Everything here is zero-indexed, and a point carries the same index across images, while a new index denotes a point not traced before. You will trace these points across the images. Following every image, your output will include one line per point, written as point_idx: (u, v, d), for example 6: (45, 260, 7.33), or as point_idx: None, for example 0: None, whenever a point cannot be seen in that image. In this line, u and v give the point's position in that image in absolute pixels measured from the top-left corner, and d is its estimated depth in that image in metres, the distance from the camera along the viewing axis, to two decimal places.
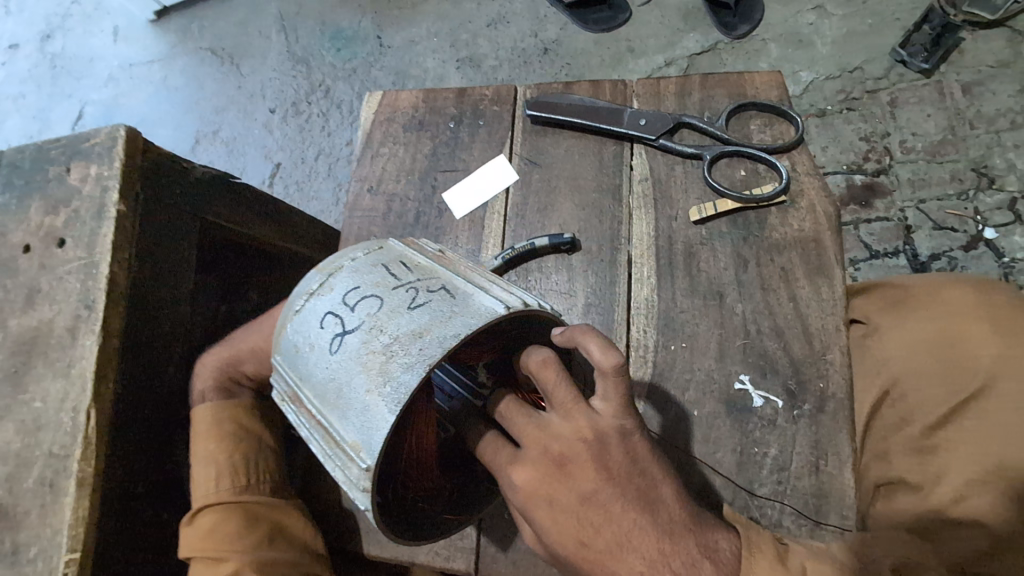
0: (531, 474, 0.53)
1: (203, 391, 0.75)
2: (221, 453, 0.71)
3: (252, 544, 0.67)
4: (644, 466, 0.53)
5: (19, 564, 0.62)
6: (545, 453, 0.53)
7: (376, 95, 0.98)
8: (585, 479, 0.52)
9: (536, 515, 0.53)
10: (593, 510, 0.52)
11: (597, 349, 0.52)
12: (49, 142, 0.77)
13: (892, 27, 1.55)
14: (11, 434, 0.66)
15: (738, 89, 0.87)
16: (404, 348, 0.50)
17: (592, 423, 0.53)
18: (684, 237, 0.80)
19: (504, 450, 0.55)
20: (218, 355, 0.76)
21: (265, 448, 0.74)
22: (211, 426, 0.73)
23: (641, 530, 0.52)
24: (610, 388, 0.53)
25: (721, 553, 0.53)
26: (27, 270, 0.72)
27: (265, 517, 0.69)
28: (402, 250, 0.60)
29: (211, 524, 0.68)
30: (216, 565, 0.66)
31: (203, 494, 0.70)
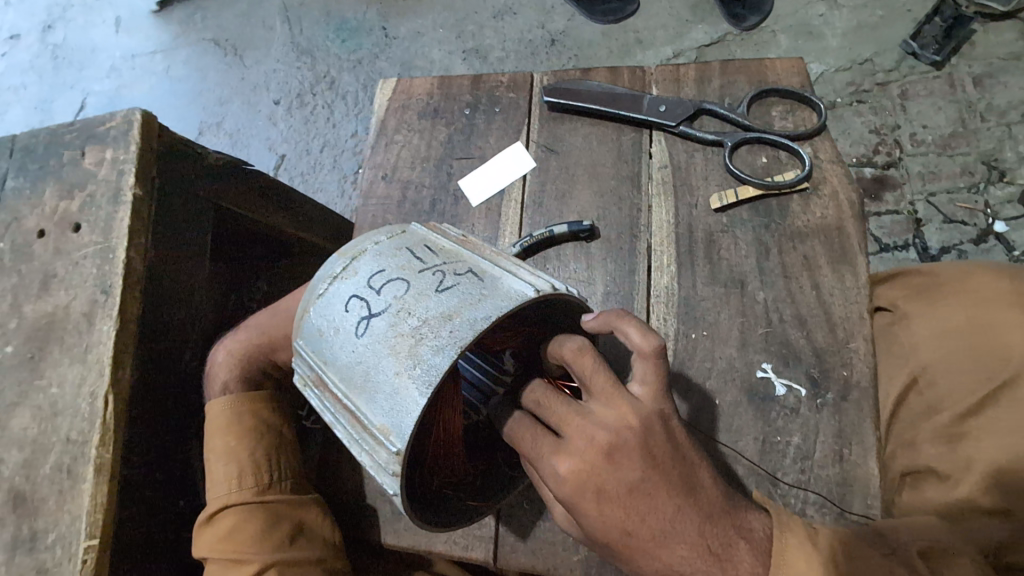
0: (576, 464, 0.51)
1: (225, 383, 0.75)
2: (242, 450, 0.70)
3: (274, 545, 0.66)
4: (685, 453, 0.53)
5: (37, 550, 0.61)
6: (591, 443, 0.52)
7: (389, 82, 0.97)
8: (630, 468, 0.51)
9: (582, 505, 0.51)
10: (640, 499, 0.51)
11: (635, 330, 0.54)
12: (63, 126, 0.76)
13: (903, 18, 1.53)
14: (28, 420, 0.66)
15: (758, 77, 0.86)
16: (433, 331, 0.49)
17: (636, 409, 0.53)
18: (705, 225, 0.79)
19: (544, 440, 0.53)
20: (240, 345, 0.76)
21: (286, 444, 0.73)
22: (231, 420, 0.72)
23: (686, 516, 0.51)
24: (648, 370, 0.54)
25: (755, 532, 0.53)
26: (41, 256, 0.71)
27: (286, 517, 0.68)
28: (425, 234, 0.60)
29: (231, 524, 0.67)
30: (238, 566, 0.65)
31: (222, 493, 0.69)
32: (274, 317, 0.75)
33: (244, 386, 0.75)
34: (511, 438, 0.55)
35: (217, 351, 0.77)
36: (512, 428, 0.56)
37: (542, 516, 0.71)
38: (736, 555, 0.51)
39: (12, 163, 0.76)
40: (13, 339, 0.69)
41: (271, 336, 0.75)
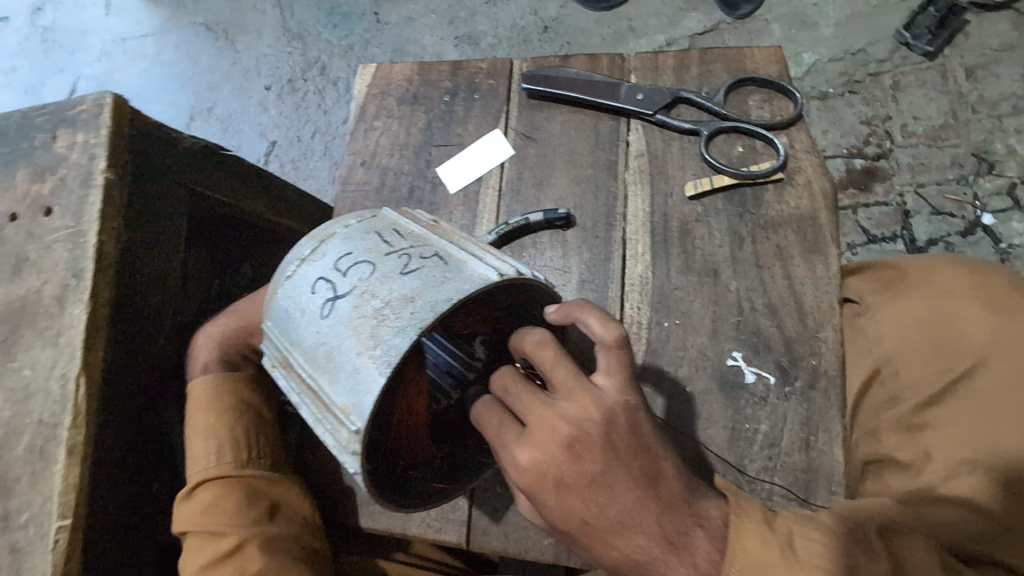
0: (537, 455, 0.52)
1: (205, 362, 0.75)
2: (222, 427, 0.71)
3: (253, 520, 0.67)
4: (648, 443, 0.53)
5: (10, 530, 0.62)
6: (552, 434, 0.52)
7: (370, 68, 0.97)
8: (591, 459, 0.52)
9: (541, 496, 0.52)
10: (599, 490, 0.52)
11: (598, 323, 0.54)
12: (35, 108, 0.76)
13: (896, 8, 1.52)
14: (1, 402, 0.66)
15: (738, 65, 0.86)
16: (395, 313, 0.50)
17: (600, 402, 0.53)
18: (680, 214, 0.79)
19: (506, 429, 0.54)
20: (222, 329, 0.77)
21: (264, 423, 0.74)
22: (211, 398, 0.72)
23: (644, 506, 0.52)
24: (612, 362, 0.54)
25: (711, 520, 0.54)
26: (14, 239, 0.71)
27: (264, 493, 0.69)
28: (394, 218, 0.60)
29: (210, 498, 0.67)
30: (215, 540, 0.66)
31: (202, 468, 0.69)
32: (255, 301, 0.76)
33: (222, 366, 0.75)
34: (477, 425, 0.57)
35: (201, 332, 0.78)
36: (479, 417, 0.56)
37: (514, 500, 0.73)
38: (692, 540, 0.52)
39: None
40: None
41: (251, 320, 0.76)
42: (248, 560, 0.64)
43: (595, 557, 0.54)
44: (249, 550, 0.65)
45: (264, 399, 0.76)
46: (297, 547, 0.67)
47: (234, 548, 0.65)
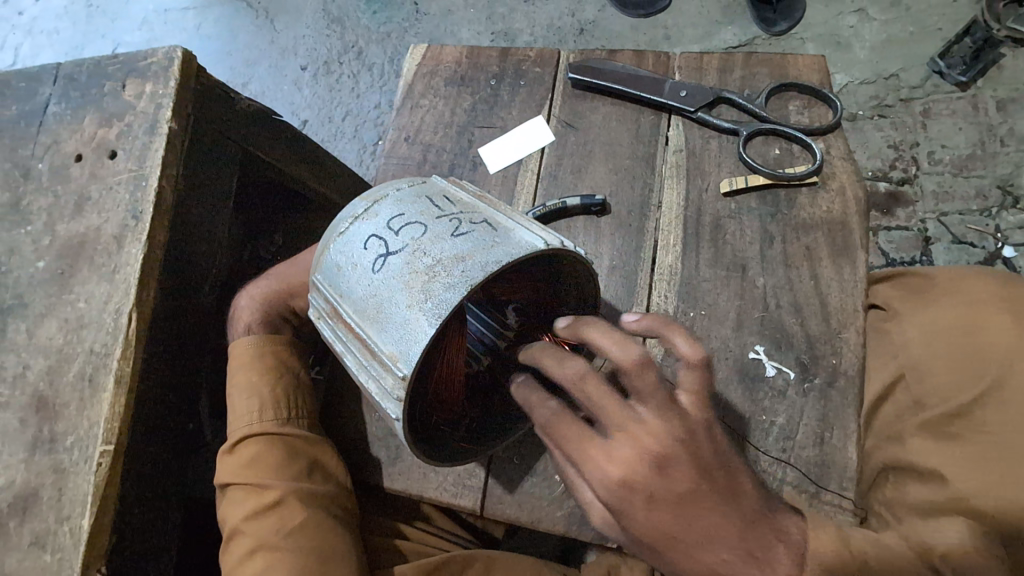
0: (625, 471, 0.49)
1: (247, 324, 0.79)
2: (263, 386, 0.74)
3: (293, 476, 0.69)
4: (729, 460, 0.52)
5: (56, 451, 0.65)
6: (642, 451, 0.49)
7: (420, 49, 1.00)
8: (681, 479, 0.49)
9: (627, 509, 0.49)
10: (687, 508, 0.49)
11: (681, 339, 0.53)
12: (107, 57, 0.79)
13: (932, 36, 1.54)
14: (55, 331, 0.69)
15: (780, 71, 0.88)
16: (446, 270, 0.51)
17: (687, 420, 0.50)
18: (713, 210, 0.82)
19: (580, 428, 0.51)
20: (262, 292, 0.80)
21: (300, 385, 0.76)
22: (253, 357, 0.75)
23: (729, 523, 0.50)
24: (695, 379, 0.52)
25: (791, 535, 0.53)
26: (78, 178, 0.75)
27: (303, 452, 0.71)
28: (444, 187, 0.62)
29: (254, 453, 0.71)
30: (258, 492, 0.69)
31: (246, 423, 0.72)
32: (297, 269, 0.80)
33: (265, 329, 0.78)
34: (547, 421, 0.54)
35: (240, 297, 0.81)
36: (550, 416, 0.53)
37: (530, 471, 0.76)
38: (776, 557, 0.51)
39: (55, 89, 0.79)
40: (46, 254, 0.73)
41: (293, 284, 0.80)
42: (288, 513, 0.67)
43: (676, 574, 0.52)
44: (290, 505, 0.67)
45: (297, 359, 0.79)
46: (336, 504, 0.70)
47: (275, 501, 0.67)
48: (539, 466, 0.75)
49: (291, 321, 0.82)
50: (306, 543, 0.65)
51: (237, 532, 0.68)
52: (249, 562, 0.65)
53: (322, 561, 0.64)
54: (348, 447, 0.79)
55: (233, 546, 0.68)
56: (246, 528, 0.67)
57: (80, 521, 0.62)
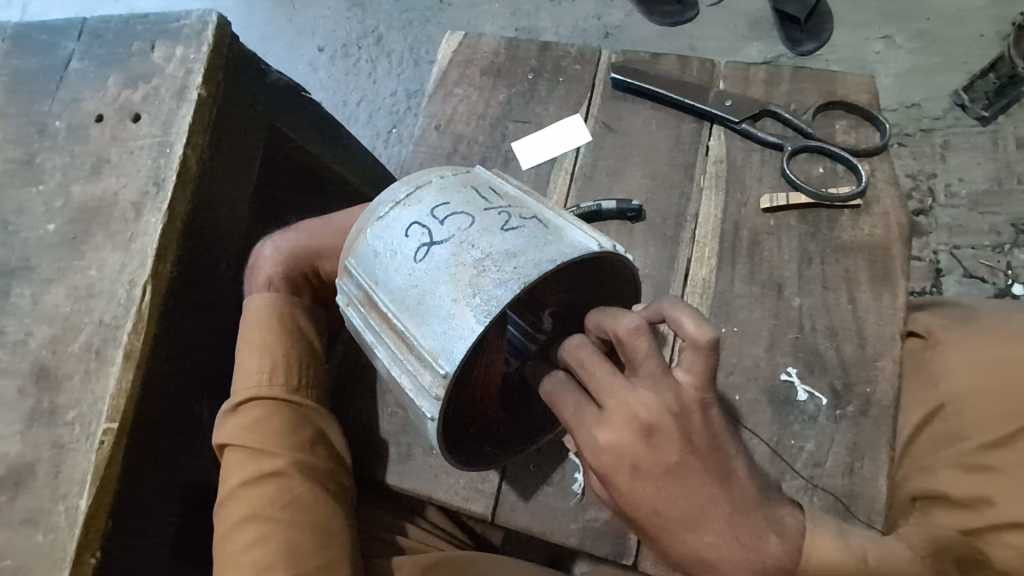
0: (615, 438, 0.50)
1: (269, 278, 0.74)
2: (276, 348, 0.70)
3: (297, 446, 0.66)
4: (721, 442, 0.52)
5: (55, 424, 0.61)
6: (632, 420, 0.50)
7: (456, 36, 0.97)
8: (669, 450, 0.50)
9: (614, 476, 0.51)
10: (674, 481, 0.51)
11: (688, 319, 0.51)
12: (136, 17, 0.76)
13: (960, 69, 1.54)
14: (62, 298, 0.66)
15: (827, 88, 0.86)
16: (497, 265, 0.48)
17: (680, 395, 0.51)
18: (752, 224, 0.79)
19: (579, 398, 0.54)
20: (291, 243, 0.75)
21: (313, 354, 0.73)
22: (269, 317, 0.72)
23: (716, 504, 0.51)
24: (696, 359, 0.52)
25: (788, 528, 0.54)
26: (97, 140, 0.71)
27: (308, 420, 0.69)
28: (489, 178, 0.59)
29: (257, 416, 0.67)
30: (258, 457, 0.65)
31: (253, 384, 0.69)
32: (332, 228, 0.76)
33: (286, 288, 0.73)
34: (549, 390, 0.56)
35: (263, 244, 0.76)
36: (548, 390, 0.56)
37: (545, 481, 0.73)
38: (764, 544, 0.52)
39: (79, 45, 0.76)
40: (57, 217, 0.69)
41: (326, 246, 0.75)
42: (289, 484, 0.64)
43: (656, 544, 0.53)
44: (292, 475, 0.65)
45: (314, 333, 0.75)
46: (333, 480, 0.68)
47: (276, 470, 0.65)
48: (556, 476, 0.73)
49: (312, 283, 0.77)
50: (306, 518, 0.63)
51: (230, 496, 0.64)
52: (240, 531, 0.62)
53: (321, 537, 0.63)
54: (358, 441, 0.76)
55: (224, 509, 0.65)
56: (241, 494, 0.64)
57: (77, 501, 0.59)
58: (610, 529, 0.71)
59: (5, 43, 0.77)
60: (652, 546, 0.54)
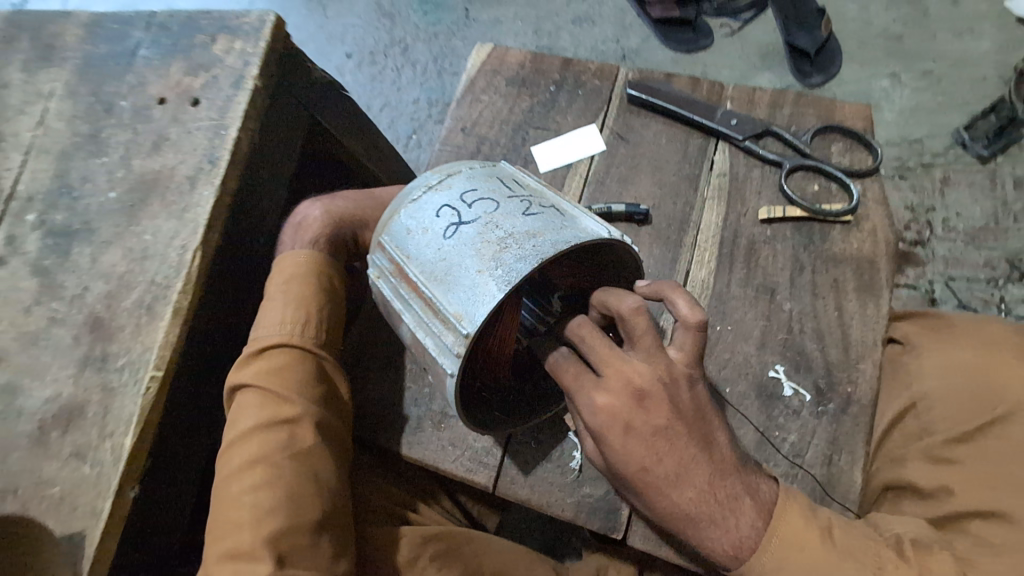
0: (610, 401, 0.56)
1: (315, 238, 0.79)
2: (309, 305, 0.74)
3: (313, 400, 0.69)
4: (705, 412, 0.59)
5: (106, 370, 0.68)
6: (626, 385, 0.56)
7: (485, 48, 1.05)
8: (659, 414, 0.56)
9: (607, 435, 0.57)
10: (661, 442, 0.57)
11: (683, 303, 0.58)
12: (200, 12, 0.84)
13: (960, 109, 1.61)
14: (118, 258, 0.72)
15: (826, 114, 0.93)
16: (518, 243, 0.55)
17: (670, 366, 0.58)
18: (750, 233, 0.86)
19: (581, 366, 0.59)
20: (339, 210, 0.81)
21: (337, 321, 0.77)
22: (309, 273, 0.76)
23: (699, 465, 0.58)
24: (687, 340, 0.59)
25: (761, 493, 0.60)
26: (158, 120, 0.78)
27: (325, 377, 0.72)
28: (512, 172, 0.66)
29: (280, 364, 0.70)
30: (275, 404, 0.68)
31: (280, 332, 0.72)
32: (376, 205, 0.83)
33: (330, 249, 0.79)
34: (553, 359, 0.61)
35: (313, 204, 0.81)
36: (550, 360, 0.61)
37: (544, 458, 0.78)
38: (739, 505, 0.58)
39: (147, 35, 0.84)
40: (118, 186, 0.76)
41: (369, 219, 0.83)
42: (301, 432, 0.67)
43: (643, 499, 0.59)
44: (304, 425, 0.67)
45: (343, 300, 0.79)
46: (336, 440, 0.71)
47: (291, 418, 0.67)
48: (554, 453, 0.78)
49: (348, 249, 0.83)
50: (309, 468, 0.66)
51: (241, 437, 0.66)
52: (246, 471, 0.64)
53: (320, 489, 0.65)
54: (372, 411, 0.82)
55: (231, 450, 0.66)
56: (253, 436, 0.66)
57: (122, 439, 0.65)
58: (603, 505, 0.76)
59: (79, 30, 0.85)
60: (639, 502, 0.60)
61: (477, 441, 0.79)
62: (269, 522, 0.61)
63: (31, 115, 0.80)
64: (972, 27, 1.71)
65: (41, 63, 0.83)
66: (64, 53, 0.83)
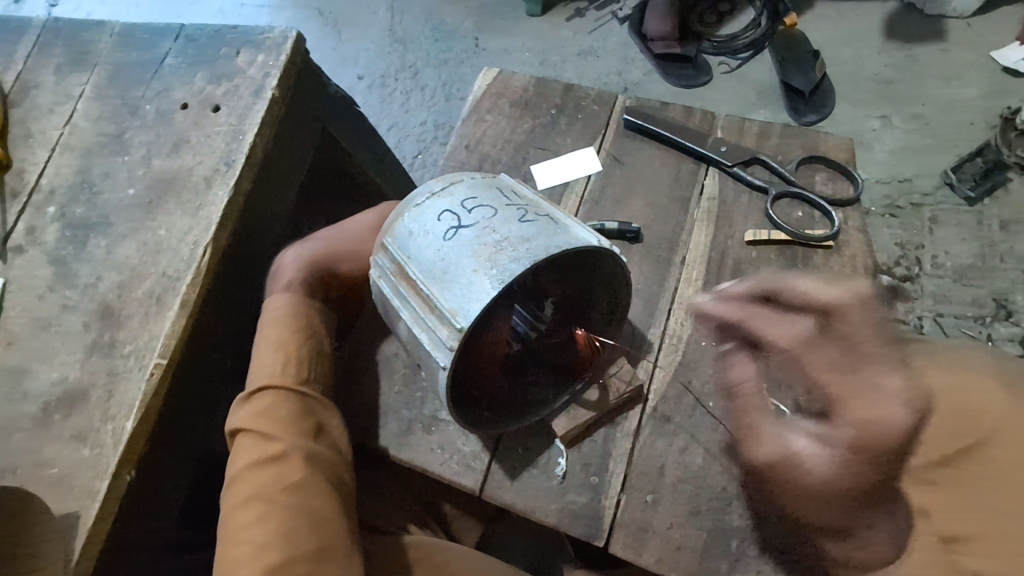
0: (905, 410, 0.51)
1: (289, 282, 0.82)
2: (291, 344, 0.76)
3: (304, 435, 0.70)
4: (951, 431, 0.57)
5: (113, 356, 0.70)
6: (919, 397, 0.51)
7: (492, 72, 1.11)
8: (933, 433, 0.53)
9: (840, 434, 0.53)
10: (900, 447, 0.51)
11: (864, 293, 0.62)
12: (226, 28, 0.90)
13: (948, 151, 1.67)
14: (132, 251, 0.76)
15: (811, 146, 0.98)
16: (513, 246, 0.59)
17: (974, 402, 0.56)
18: (736, 254, 0.90)
19: (831, 357, 0.56)
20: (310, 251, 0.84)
21: (323, 354, 0.79)
22: (289, 316, 0.78)
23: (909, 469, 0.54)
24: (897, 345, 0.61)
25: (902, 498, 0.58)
26: (180, 124, 0.83)
27: (315, 413, 0.73)
28: (511, 184, 0.70)
29: (267, 403, 0.72)
30: (266, 442, 0.69)
31: (266, 374, 0.74)
32: (345, 237, 0.86)
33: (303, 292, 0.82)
34: (795, 337, 0.60)
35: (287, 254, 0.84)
36: (835, 359, 0.56)
37: (531, 464, 0.78)
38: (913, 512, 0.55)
39: (174, 45, 0.89)
40: (137, 184, 0.80)
41: (339, 252, 0.85)
42: (294, 467, 0.67)
43: (824, 500, 0.55)
44: (296, 459, 0.68)
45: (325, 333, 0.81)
46: (335, 472, 0.71)
47: (283, 453, 0.67)
48: (541, 460, 0.78)
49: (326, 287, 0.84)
50: (307, 501, 0.65)
51: (237, 478, 0.67)
52: (243, 510, 0.64)
53: (322, 521, 0.65)
54: (363, 411, 0.83)
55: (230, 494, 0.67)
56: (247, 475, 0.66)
57: (124, 422, 0.67)
58: (586, 512, 0.76)
59: (111, 38, 0.91)
60: (813, 502, 0.56)
61: (465, 446, 0.80)
62: (270, 554, 0.61)
63: (60, 114, 0.85)
64: (961, 74, 1.78)
65: (73, 67, 0.88)
66: (95, 59, 0.89)
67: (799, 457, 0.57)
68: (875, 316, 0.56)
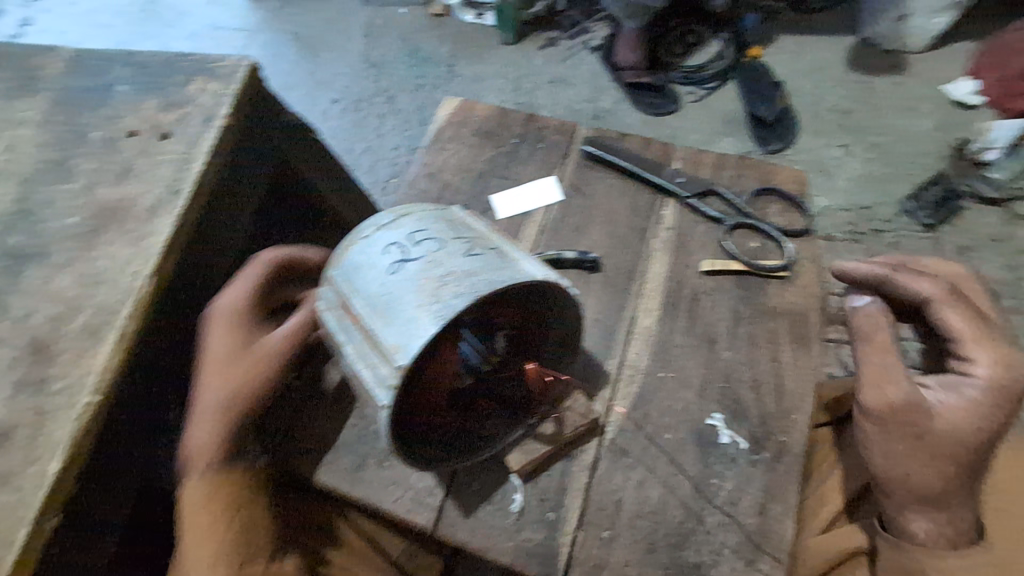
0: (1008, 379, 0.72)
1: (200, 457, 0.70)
2: (208, 445, 0.70)
3: (229, 544, 0.68)
4: None
5: (41, 393, 0.67)
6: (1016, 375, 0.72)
7: (455, 101, 1.11)
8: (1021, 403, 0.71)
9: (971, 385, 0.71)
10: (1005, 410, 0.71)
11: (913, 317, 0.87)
12: (180, 55, 0.89)
13: (905, 179, 1.73)
14: (68, 283, 0.73)
15: (764, 177, 1.01)
16: (456, 281, 0.58)
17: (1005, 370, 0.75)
18: (693, 284, 0.90)
19: (962, 311, 0.76)
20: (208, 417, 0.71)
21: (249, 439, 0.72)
22: (204, 434, 0.70)
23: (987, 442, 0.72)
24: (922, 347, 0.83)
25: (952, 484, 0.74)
26: (127, 152, 0.81)
27: (241, 511, 0.69)
28: (462, 216, 0.70)
29: (189, 513, 0.68)
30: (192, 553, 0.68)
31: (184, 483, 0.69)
32: (248, 369, 0.73)
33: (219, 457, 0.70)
34: (938, 292, 0.76)
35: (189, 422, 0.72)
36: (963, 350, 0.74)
37: (486, 500, 0.76)
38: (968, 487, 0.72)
39: (125, 72, 0.88)
40: (79, 213, 0.77)
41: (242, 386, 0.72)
42: None
43: (942, 455, 0.70)
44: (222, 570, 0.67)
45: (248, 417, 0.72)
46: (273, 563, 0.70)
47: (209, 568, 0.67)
48: (496, 496, 0.76)
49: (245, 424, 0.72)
50: None
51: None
52: None
53: None
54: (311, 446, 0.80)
55: None
56: None
57: (48, 465, 0.63)
58: (541, 550, 0.73)
59: (60, 63, 0.89)
60: (928, 459, 0.70)
61: (418, 482, 0.77)
62: None
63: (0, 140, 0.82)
64: (916, 106, 1.85)
65: (17, 91, 0.86)
66: (41, 85, 0.87)
67: (933, 405, 0.71)
68: (978, 283, 0.84)
